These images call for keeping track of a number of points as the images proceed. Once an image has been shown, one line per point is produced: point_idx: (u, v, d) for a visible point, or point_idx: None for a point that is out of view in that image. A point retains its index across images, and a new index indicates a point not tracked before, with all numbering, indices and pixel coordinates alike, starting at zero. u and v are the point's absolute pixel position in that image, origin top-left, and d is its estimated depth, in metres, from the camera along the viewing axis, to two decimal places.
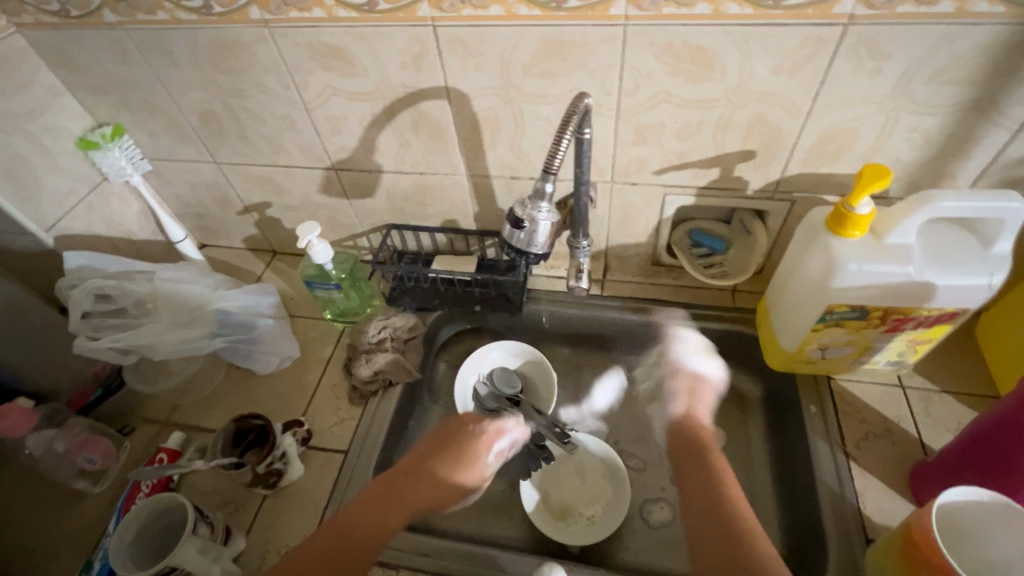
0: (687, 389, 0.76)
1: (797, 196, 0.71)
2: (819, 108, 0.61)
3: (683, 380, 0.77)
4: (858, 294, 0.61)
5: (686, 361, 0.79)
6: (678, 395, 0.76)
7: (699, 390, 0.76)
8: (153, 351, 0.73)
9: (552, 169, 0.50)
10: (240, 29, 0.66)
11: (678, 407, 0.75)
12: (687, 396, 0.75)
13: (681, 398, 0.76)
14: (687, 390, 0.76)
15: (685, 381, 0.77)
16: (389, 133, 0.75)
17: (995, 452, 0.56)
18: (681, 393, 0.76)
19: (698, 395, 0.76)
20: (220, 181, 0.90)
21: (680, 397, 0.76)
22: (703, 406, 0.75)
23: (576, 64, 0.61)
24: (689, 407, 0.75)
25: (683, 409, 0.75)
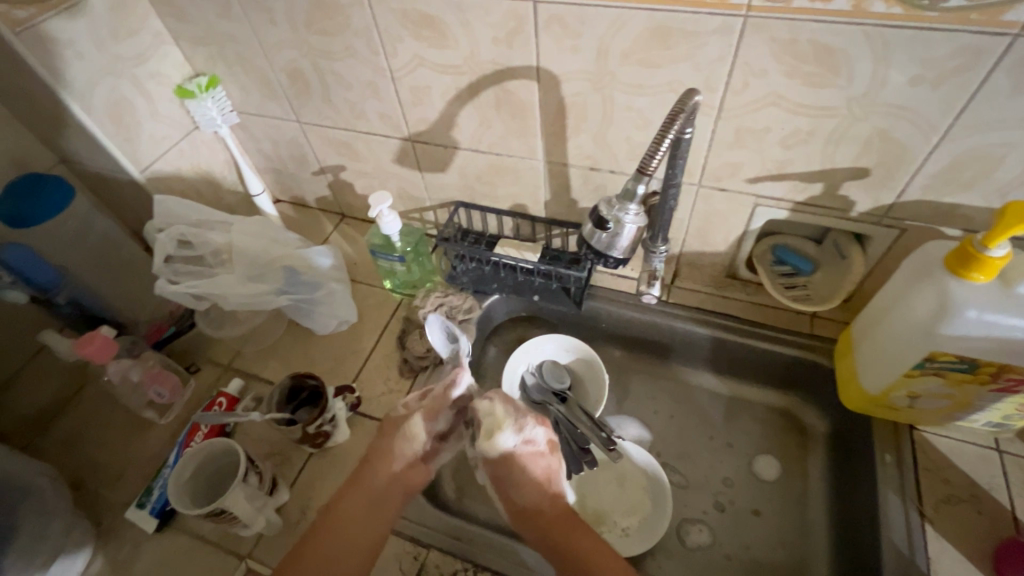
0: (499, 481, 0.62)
1: (909, 224, 0.63)
2: (958, 129, 0.53)
3: (493, 471, 0.62)
4: (971, 346, 0.54)
5: (483, 449, 0.62)
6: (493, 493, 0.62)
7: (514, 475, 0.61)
8: (223, 300, 0.75)
9: (646, 170, 0.46)
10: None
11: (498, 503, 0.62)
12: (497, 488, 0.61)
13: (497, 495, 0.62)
14: (490, 479, 0.62)
15: (485, 470, 0.62)
16: (471, 109, 0.73)
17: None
18: (490, 486, 0.62)
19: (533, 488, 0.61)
20: (300, 140, 0.91)
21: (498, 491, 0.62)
22: (531, 485, 0.61)
23: (681, 55, 0.57)
24: (507, 497, 0.61)
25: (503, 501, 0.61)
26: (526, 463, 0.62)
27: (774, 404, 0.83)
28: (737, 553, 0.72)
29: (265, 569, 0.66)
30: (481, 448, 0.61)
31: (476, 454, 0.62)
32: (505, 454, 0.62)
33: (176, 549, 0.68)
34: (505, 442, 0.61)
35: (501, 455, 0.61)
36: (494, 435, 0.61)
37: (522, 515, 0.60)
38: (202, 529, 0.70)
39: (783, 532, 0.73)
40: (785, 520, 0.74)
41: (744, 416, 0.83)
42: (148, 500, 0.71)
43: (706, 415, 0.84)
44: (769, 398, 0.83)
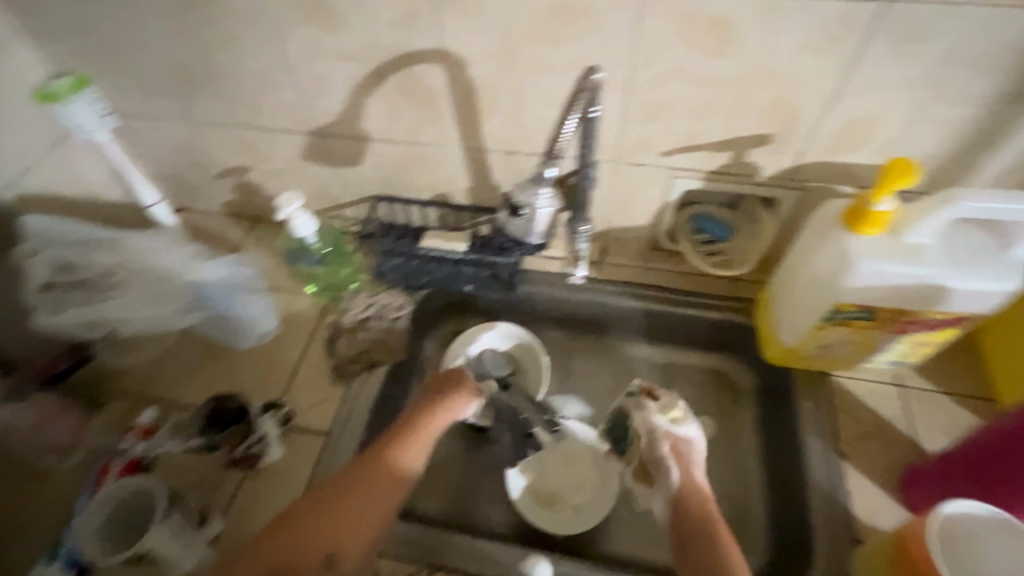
0: (674, 451, 0.63)
1: (810, 184, 0.67)
2: (845, 93, 0.56)
3: (666, 445, 0.64)
4: (869, 295, 0.58)
5: (668, 427, 0.64)
6: (670, 465, 0.63)
7: (685, 453, 0.64)
8: (119, 326, 0.72)
9: (555, 152, 0.46)
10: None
11: (673, 473, 0.62)
12: (673, 461, 0.63)
13: (672, 463, 0.63)
14: (671, 455, 0.63)
15: (667, 444, 0.64)
16: (379, 98, 0.69)
17: (984, 460, 0.56)
18: (669, 460, 0.63)
19: (688, 458, 0.63)
20: (196, 142, 0.83)
21: (672, 461, 0.63)
22: (697, 467, 0.63)
23: (584, 31, 0.56)
24: (685, 472, 0.62)
25: (680, 477, 0.62)
26: (684, 448, 0.64)
27: (705, 366, 0.86)
28: None
29: None
30: (667, 422, 0.65)
31: (660, 427, 0.64)
32: (681, 436, 0.64)
33: None
34: (687, 425, 0.65)
35: (685, 435, 0.64)
36: (681, 417, 0.65)
37: (689, 492, 0.61)
38: None
39: (722, 486, 0.77)
40: (724, 475, 0.78)
41: (679, 381, 0.86)
42: (55, 556, 0.62)
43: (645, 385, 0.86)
44: (701, 361, 0.87)
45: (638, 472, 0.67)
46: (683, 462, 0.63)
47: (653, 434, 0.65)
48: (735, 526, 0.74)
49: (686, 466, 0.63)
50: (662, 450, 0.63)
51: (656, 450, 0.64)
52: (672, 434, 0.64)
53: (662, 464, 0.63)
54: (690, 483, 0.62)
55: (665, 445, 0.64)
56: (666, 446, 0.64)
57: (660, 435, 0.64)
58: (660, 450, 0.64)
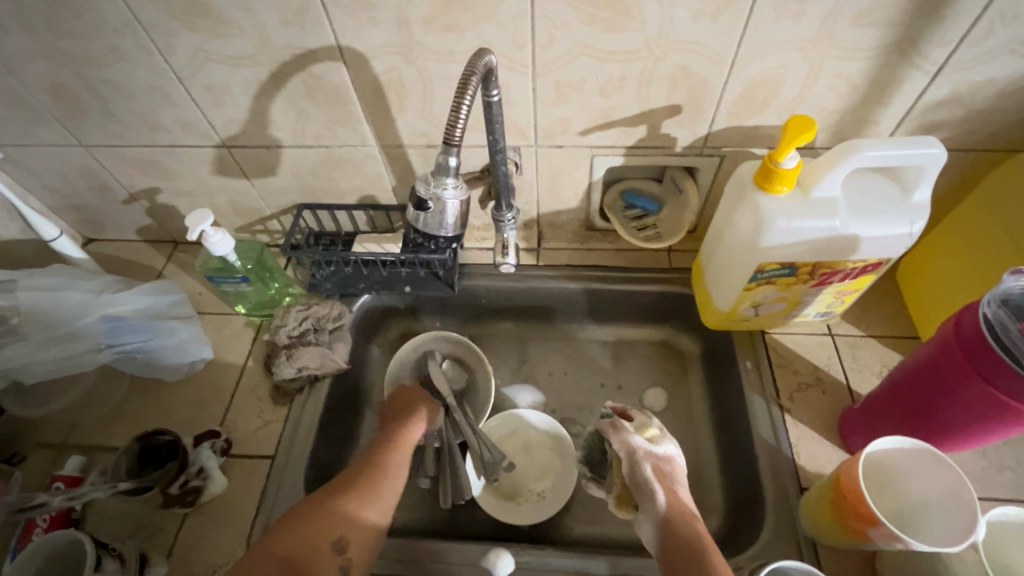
0: (656, 471, 0.62)
1: (725, 150, 0.68)
2: (743, 57, 0.57)
3: (648, 465, 0.62)
4: (788, 252, 0.60)
5: (648, 447, 0.63)
6: (653, 484, 0.60)
7: (666, 472, 0.62)
8: (25, 373, 0.65)
9: (453, 141, 0.45)
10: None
11: (659, 493, 0.59)
12: (657, 482, 0.60)
13: (656, 484, 0.60)
14: (654, 476, 0.61)
15: (649, 464, 0.62)
16: (283, 102, 0.66)
17: (904, 396, 0.59)
18: (653, 480, 0.60)
19: (670, 478, 0.62)
20: (94, 167, 0.78)
21: (657, 482, 0.60)
22: (682, 488, 0.61)
23: (481, 15, 0.55)
24: (669, 491, 0.60)
25: (666, 496, 0.59)
26: (664, 468, 0.62)
27: (652, 339, 0.88)
28: None
29: None
30: (646, 443, 0.64)
31: (640, 448, 0.63)
32: (658, 456, 0.63)
33: None
34: (663, 444, 0.65)
35: (664, 454, 0.63)
36: (656, 436, 0.65)
37: (678, 512, 0.58)
38: None
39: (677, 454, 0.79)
40: (678, 443, 0.80)
41: (628, 357, 0.87)
42: None
43: (596, 364, 0.87)
44: (648, 335, 0.88)
45: (620, 499, 0.65)
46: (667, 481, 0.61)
47: (634, 454, 0.63)
48: (693, 490, 0.76)
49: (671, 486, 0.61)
50: (646, 472, 0.61)
51: (638, 472, 0.62)
52: (651, 453, 0.63)
53: (646, 486, 0.60)
54: (679, 501, 0.59)
55: (648, 465, 0.62)
56: (649, 467, 0.62)
57: (642, 455, 0.63)
58: (642, 471, 0.61)
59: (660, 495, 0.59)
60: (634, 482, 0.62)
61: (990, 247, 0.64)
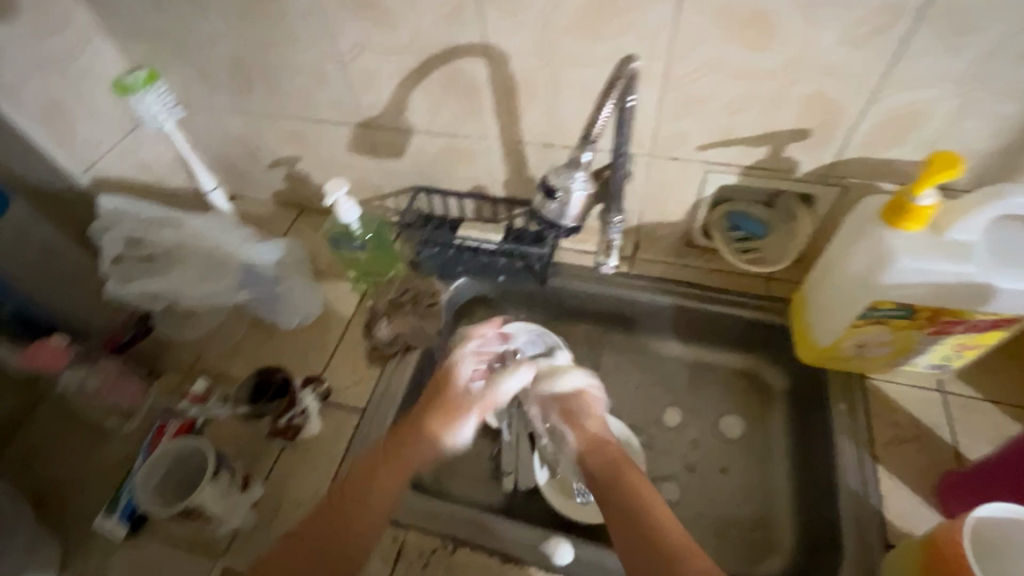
0: (563, 414, 0.69)
1: (850, 181, 0.66)
2: (886, 87, 0.56)
3: (555, 408, 0.69)
4: (908, 292, 0.57)
5: (554, 392, 0.70)
6: (564, 429, 0.68)
7: (574, 409, 0.69)
8: (178, 299, 0.76)
9: (590, 139, 0.48)
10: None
11: (569, 434, 0.68)
12: (566, 424, 0.68)
13: (564, 427, 0.69)
14: (563, 419, 0.69)
15: (557, 407, 0.69)
16: (421, 91, 0.72)
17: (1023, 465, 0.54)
18: (561, 422, 0.69)
19: (578, 415, 0.68)
20: (250, 133, 0.89)
21: (566, 425, 0.69)
22: (592, 420, 0.69)
23: (622, 25, 0.58)
24: (577, 430, 0.68)
25: (575, 434, 0.68)
26: (591, 402, 0.70)
27: (736, 365, 0.86)
28: (708, 508, 0.75)
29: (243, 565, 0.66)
30: (551, 388, 0.70)
31: (547, 394, 0.70)
32: (573, 392, 0.70)
33: (150, 554, 0.67)
34: (574, 380, 0.70)
35: (571, 393, 0.70)
36: (559, 375, 0.70)
37: (589, 446, 0.66)
38: (175, 530, 0.69)
39: (749, 484, 0.77)
40: (751, 474, 0.77)
41: (708, 378, 0.86)
42: (116, 508, 0.69)
43: (674, 381, 0.86)
44: (731, 360, 0.86)
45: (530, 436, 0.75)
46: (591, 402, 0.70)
47: (545, 401, 0.71)
48: (761, 525, 0.73)
49: (579, 424, 0.68)
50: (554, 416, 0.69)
51: (551, 416, 0.70)
52: (554, 395, 0.70)
53: (558, 429, 0.69)
54: (590, 431, 0.67)
55: (552, 408, 0.70)
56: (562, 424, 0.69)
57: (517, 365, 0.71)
58: (552, 416, 0.70)
59: (568, 434, 0.68)
60: (546, 422, 0.71)
61: None
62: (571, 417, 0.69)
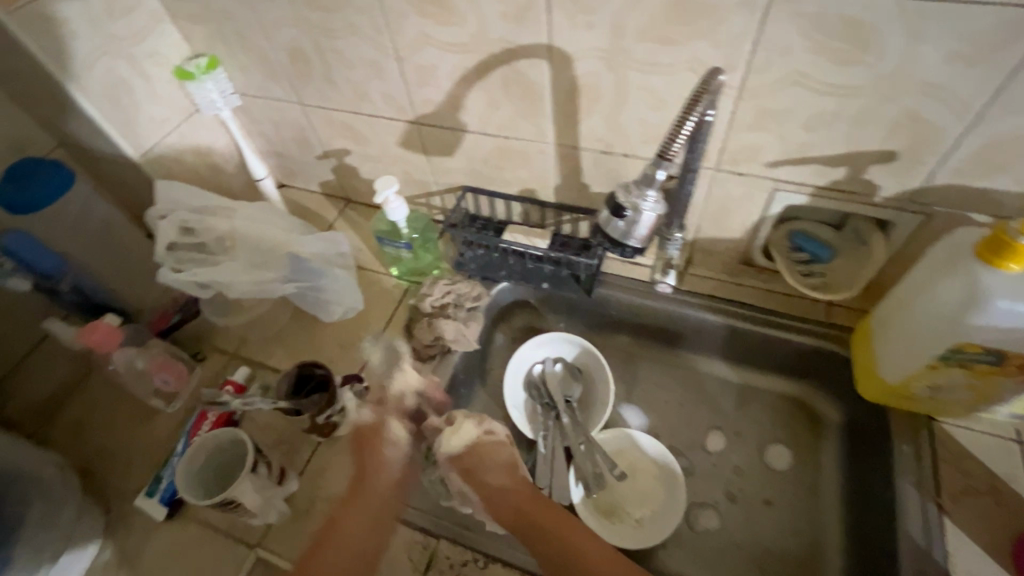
0: (465, 476, 0.67)
1: (935, 209, 0.61)
2: (994, 111, 0.51)
3: (455, 470, 0.67)
4: (1000, 336, 0.53)
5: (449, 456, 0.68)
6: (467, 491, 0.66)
7: (474, 469, 0.67)
8: (228, 290, 0.75)
9: (667, 154, 0.46)
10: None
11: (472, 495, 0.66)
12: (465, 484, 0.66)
13: (468, 491, 0.66)
14: (461, 479, 0.67)
15: (456, 470, 0.67)
16: (478, 91, 0.70)
17: None
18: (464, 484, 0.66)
19: (477, 478, 0.66)
20: (303, 123, 0.89)
21: (469, 487, 0.66)
22: (490, 471, 0.67)
23: (701, 31, 0.54)
24: (479, 490, 0.66)
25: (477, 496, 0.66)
26: (489, 450, 0.68)
27: (786, 393, 0.82)
28: (749, 542, 0.72)
29: (274, 558, 0.66)
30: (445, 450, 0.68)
31: (444, 457, 0.68)
32: (470, 446, 0.68)
33: (187, 538, 0.68)
34: (467, 433, 0.68)
35: (466, 449, 0.68)
36: (454, 433, 0.68)
37: (501, 495, 0.66)
38: (211, 516, 0.70)
39: (795, 522, 0.73)
40: (798, 511, 0.73)
41: (755, 405, 0.82)
42: (156, 488, 0.71)
43: (718, 404, 0.83)
44: (782, 388, 0.82)
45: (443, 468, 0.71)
46: (492, 448, 0.68)
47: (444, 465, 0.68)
48: (806, 567, 0.69)
49: (477, 477, 0.66)
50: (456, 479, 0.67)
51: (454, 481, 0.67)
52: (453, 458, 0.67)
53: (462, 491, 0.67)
54: (491, 485, 0.66)
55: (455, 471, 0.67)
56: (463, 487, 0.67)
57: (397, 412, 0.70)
58: (454, 480, 0.67)
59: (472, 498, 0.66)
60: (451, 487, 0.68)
61: None
62: (469, 472, 0.67)
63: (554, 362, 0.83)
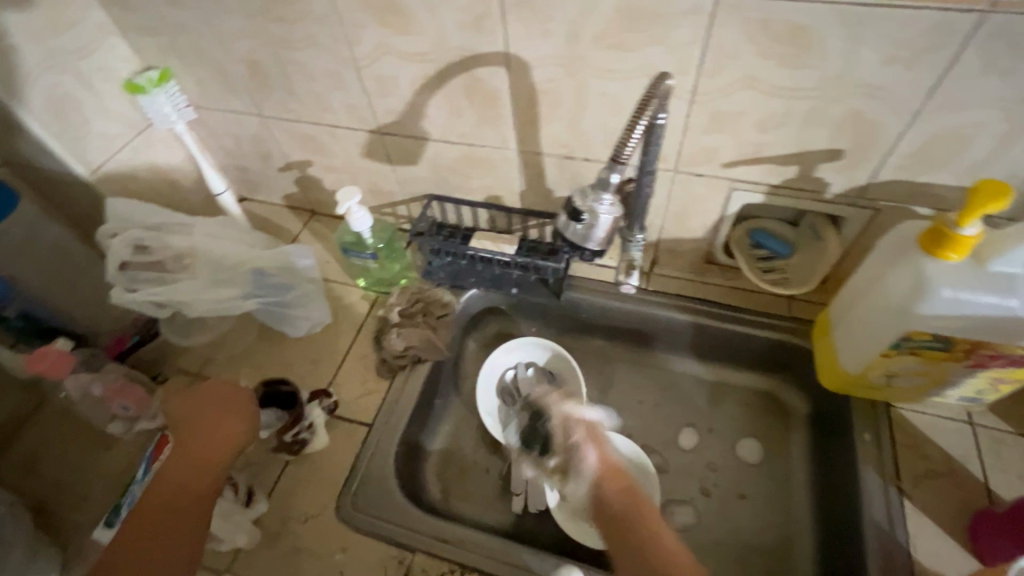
0: (589, 435, 0.65)
1: (882, 204, 0.63)
2: (931, 109, 0.53)
3: (580, 430, 0.66)
4: (947, 324, 0.55)
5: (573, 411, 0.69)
6: (585, 449, 0.63)
7: (600, 435, 0.66)
8: (188, 307, 0.72)
9: (620, 158, 0.46)
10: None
11: (589, 456, 0.62)
12: (586, 444, 0.64)
13: (585, 450, 0.63)
14: (586, 438, 0.65)
15: (584, 431, 0.66)
16: (440, 99, 0.70)
17: None
18: (584, 441, 0.64)
19: (601, 440, 0.65)
20: (264, 136, 0.87)
21: (585, 441, 0.64)
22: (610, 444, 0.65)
23: (654, 37, 0.55)
24: (600, 454, 0.63)
25: (596, 459, 0.62)
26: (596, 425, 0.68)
27: (754, 387, 0.83)
28: (723, 535, 0.73)
29: None
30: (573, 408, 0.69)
31: (572, 413, 0.69)
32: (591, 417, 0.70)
33: None
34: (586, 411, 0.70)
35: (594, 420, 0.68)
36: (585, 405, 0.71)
37: (606, 475, 0.60)
38: None
39: (767, 512, 0.74)
40: (770, 501, 0.75)
41: (725, 399, 0.84)
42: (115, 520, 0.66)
43: (689, 400, 0.84)
44: (750, 382, 0.84)
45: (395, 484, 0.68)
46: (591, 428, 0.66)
47: (567, 423, 0.68)
48: (779, 557, 0.71)
49: (604, 445, 0.64)
50: (578, 436, 0.65)
51: (572, 439, 0.66)
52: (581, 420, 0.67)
53: (578, 451, 0.64)
54: (618, 491, 0.58)
55: (579, 429, 0.66)
56: (587, 439, 0.65)
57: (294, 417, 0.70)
58: (576, 435, 0.65)
59: (589, 457, 0.62)
60: (568, 455, 0.65)
61: None
62: (596, 437, 0.65)
63: (526, 367, 0.84)
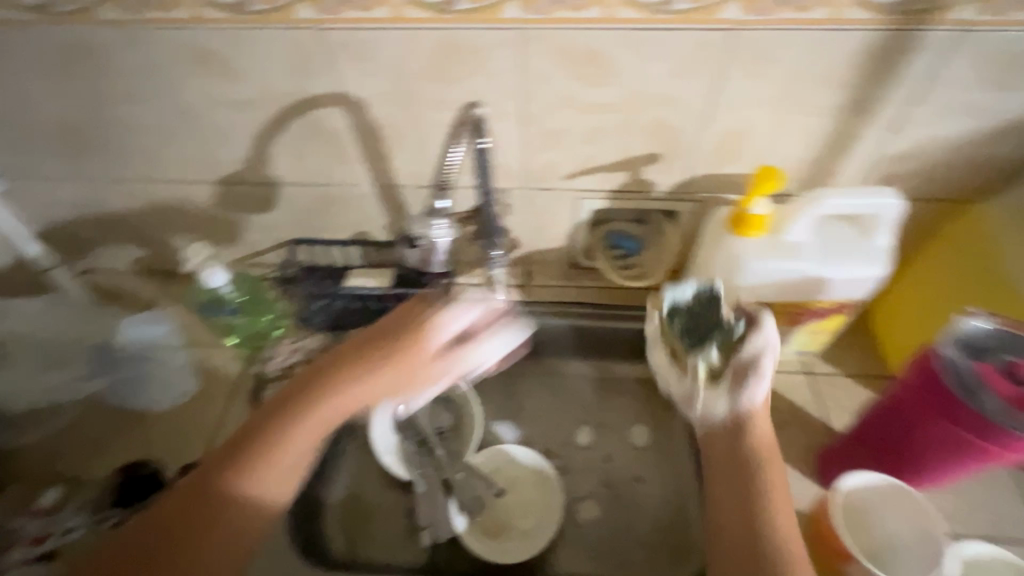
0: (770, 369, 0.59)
1: (702, 197, 0.72)
2: (715, 111, 0.62)
3: (767, 362, 0.59)
4: (763, 291, 0.64)
5: (764, 343, 0.59)
6: (761, 382, 0.59)
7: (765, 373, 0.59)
8: (9, 399, 0.74)
9: (445, 183, 0.52)
10: (101, 33, 0.59)
11: (756, 391, 0.59)
12: (756, 379, 0.59)
13: (751, 383, 0.59)
14: (760, 372, 0.59)
15: (759, 362, 0.59)
16: (281, 144, 0.69)
17: (874, 434, 0.64)
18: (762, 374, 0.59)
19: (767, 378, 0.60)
20: (93, 200, 0.80)
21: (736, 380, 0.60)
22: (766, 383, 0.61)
23: (473, 69, 0.59)
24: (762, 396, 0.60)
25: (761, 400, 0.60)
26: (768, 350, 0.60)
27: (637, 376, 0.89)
28: (627, 523, 0.77)
29: None
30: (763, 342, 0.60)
31: (764, 346, 0.59)
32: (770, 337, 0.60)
33: None
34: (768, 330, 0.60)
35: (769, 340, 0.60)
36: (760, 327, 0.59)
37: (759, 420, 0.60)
38: None
39: (662, 490, 0.79)
40: (664, 479, 0.80)
41: (613, 392, 0.88)
42: None
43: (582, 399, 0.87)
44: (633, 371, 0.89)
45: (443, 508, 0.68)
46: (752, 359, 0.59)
47: (741, 360, 0.60)
48: (677, 529, 0.76)
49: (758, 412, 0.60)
50: (761, 366, 0.59)
51: (745, 368, 0.60)
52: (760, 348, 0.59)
53: (754, 378, 0.59)
54: (762, 435, 0.59)
55: (766, 360, 0.59)
56: (763, 368, 0.59)
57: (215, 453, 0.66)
58: (749, 367, 0.60)
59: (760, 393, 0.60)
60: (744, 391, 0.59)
61: (971, 277, 0.67)
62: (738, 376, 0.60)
63: None
